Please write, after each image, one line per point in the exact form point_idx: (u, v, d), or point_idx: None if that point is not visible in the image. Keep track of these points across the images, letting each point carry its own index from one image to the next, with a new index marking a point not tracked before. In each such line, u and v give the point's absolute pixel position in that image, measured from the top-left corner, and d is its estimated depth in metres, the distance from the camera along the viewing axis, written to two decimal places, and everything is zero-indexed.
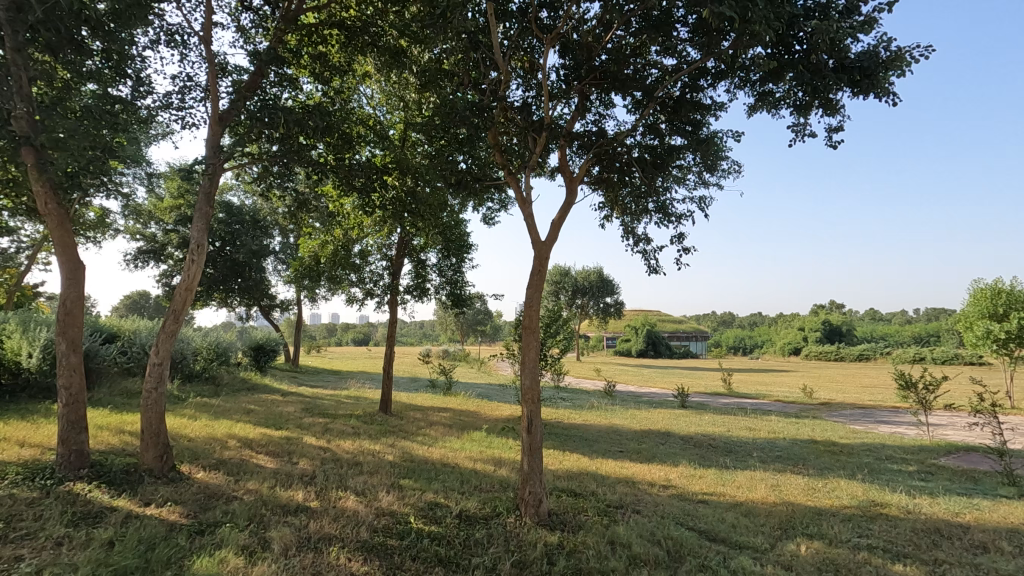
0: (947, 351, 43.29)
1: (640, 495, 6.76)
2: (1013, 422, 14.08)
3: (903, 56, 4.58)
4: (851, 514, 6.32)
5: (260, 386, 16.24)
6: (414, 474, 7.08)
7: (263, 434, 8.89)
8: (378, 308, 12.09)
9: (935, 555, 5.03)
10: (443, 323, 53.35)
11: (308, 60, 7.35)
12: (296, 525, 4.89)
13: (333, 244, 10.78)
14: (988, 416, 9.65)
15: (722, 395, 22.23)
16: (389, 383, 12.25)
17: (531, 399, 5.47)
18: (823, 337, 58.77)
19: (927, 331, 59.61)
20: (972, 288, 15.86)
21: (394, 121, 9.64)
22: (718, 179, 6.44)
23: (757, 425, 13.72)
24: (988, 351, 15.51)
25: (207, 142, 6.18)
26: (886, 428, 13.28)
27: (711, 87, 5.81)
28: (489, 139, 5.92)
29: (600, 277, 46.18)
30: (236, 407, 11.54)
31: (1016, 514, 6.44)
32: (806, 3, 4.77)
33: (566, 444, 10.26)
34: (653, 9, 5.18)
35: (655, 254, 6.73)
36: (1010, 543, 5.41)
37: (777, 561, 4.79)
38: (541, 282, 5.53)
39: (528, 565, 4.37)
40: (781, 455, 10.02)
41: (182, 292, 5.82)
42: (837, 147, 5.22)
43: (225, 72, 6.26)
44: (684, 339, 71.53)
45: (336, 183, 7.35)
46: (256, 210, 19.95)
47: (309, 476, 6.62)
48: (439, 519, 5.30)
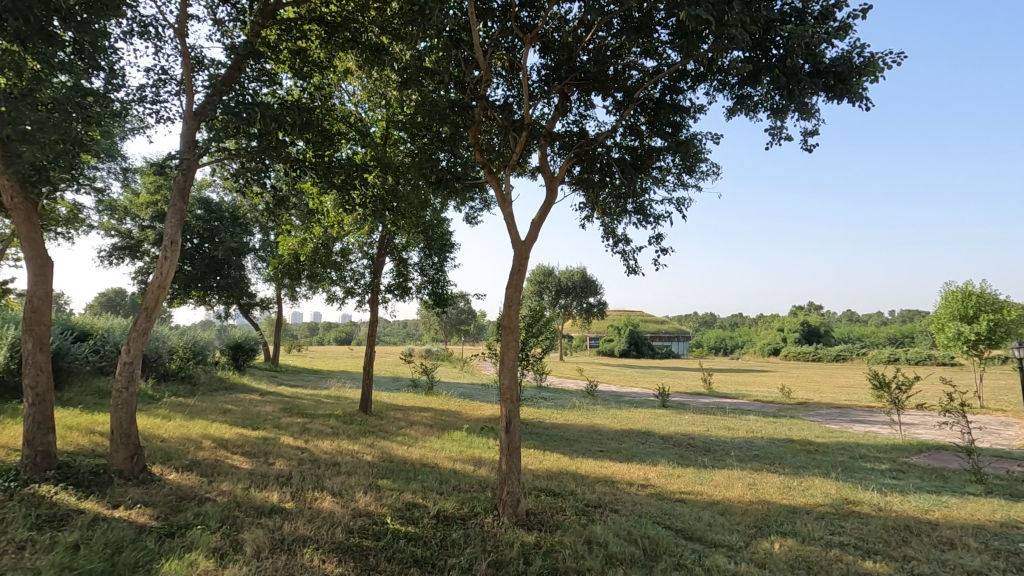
0: (920, 352, 44.35)
1: (618, 494, 6.80)
2: (982, 420, 14.44)
3: (876, 63, 4.69)
4: (824, 512, 6.42)
5: (238, 386, 16.00)
6: (393, 474, 7.03)
7: (239, 434, 8.75)
8: (359, 307, 12.00)
9: (904, 551, 5.14)
10: (427, 323, 53.11)
11: (287, 56, 7.25)
12: (271, 526, 4.82)
13: (314, 242, 10.65)
14: (957, 415, 9.89)
15: (703, 395, 22.45)
16: (370, 383, 12.14)
17: (509, 398, 5.47)
18: (802, 337, 59.75)
19: (901, 332, 60.98)
20: (944, 291, 16.16)
21: (375, 118, 9.57)
22: (696, 181, 6.52)
23: (736, 425, 13.90)
24: (959, 352, 15.91)
25: (182, 138, 6.06)
26: (861, 427, 13.52)
27: (690, 89, 5.87)
28: (470, 137, 5.89)
29: (584, 277, 46.46)
30: (212, 407, 11.35)
31: (982, 511, 6.60)
32: (782, 7, 4.84)
33: (547, 444, 10.26)
34: (633, 11, 5.20)
35: (634, 254, 6.79)
36: (976, 539, 5.54)
37: (751, 559, 4.85)
38: (521, 282, 5.53)
39: (505, 565, 4.36)
40: (759, 454, 10.15)
41: (155, 289, 5.71)
42: (812, 150, 5.31)
43: (201, 66, 6.13)
44: (666, 339, 72.25)
45: (315, 180, 7.27)
46: (236, 207, 19.62)
47: (286, 477, 6.54)
48: (416, 519, 5.27)
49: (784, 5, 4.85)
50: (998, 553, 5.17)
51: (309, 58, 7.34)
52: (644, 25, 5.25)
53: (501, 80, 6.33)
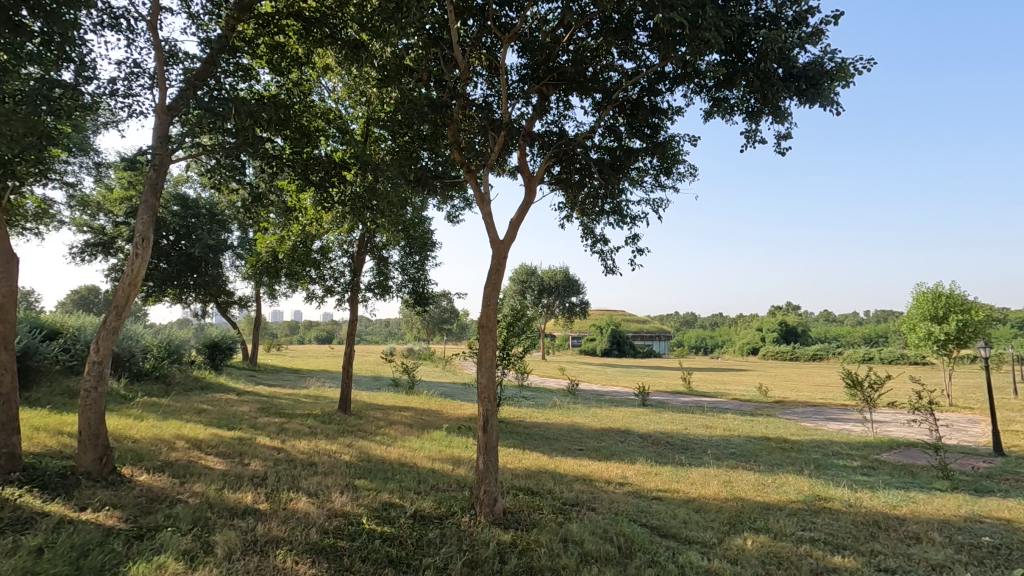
0: (894, 351, 45.37)
1: (596, 493, 6.84)
2: (950, 418, 14.85)
3: (846, 68, 4.80)
4: (797, 509, 6.54)
5: (215, 386, 15.70)
6: (370, 474, 6.99)
7: (213, 435, 8.61)
8: (339, 305, 11.90)
9: (871, 546, 5.26)
10: (409, 322, 52.91)
11: (265, 51, 7.15)
12: (243, 528, 4.74)
13: (292, 240, 10.50)
14: (926, 413, 10.15)
15: (683, 394, 22.65)
16: (349, 382, 11.99)
17: (485, 399, 5.49)
18: (779, 337, 60.77)
19: (875, 332, 62.41)
20: (915, 292, 16.58)
21: (356, 115, 9.50)
22: (674, 181, 6.60)
23: (714, 423, 14.07)
24: (929, 352, 16.33)
25: (154, 133, 5.93)
26: (834, 425, 13.79)
27: (668, 91, 5.92)
28: (449, 136, 5.89)
29: (566, 277, 46.66)
30: (187, 407, 11.15)
31: (948, 506, 6.79)
32: (757, 12, 4.92)
33: (526, 443, 10.28)
34: (612, 13, 5.22)
35: (612, 254, 6.85)
36: (941, 534, 5.70)
37: (723, 556, 4.92)
38: (499, 282, 5.53)
39: (480, 564, 4.35)
40: (734, 452, 10.28)
41: (126, 287, 5.59)
42: (785, 154, 5.42)
43: (175, 58, 6.00)
44: (647, 339, 72.95)
45: (293, 177, 7.20)
46: (214, 203, 19.25)
47: (260, 478, 6.45)
48: (392, 519, 5.25)
49: (758, 10, 4.94)
50: (961, 547, 5.33)
51: (287, 53, 7.25)
52: (623, 27, 5.27)
53: (480, 78, 6.33)
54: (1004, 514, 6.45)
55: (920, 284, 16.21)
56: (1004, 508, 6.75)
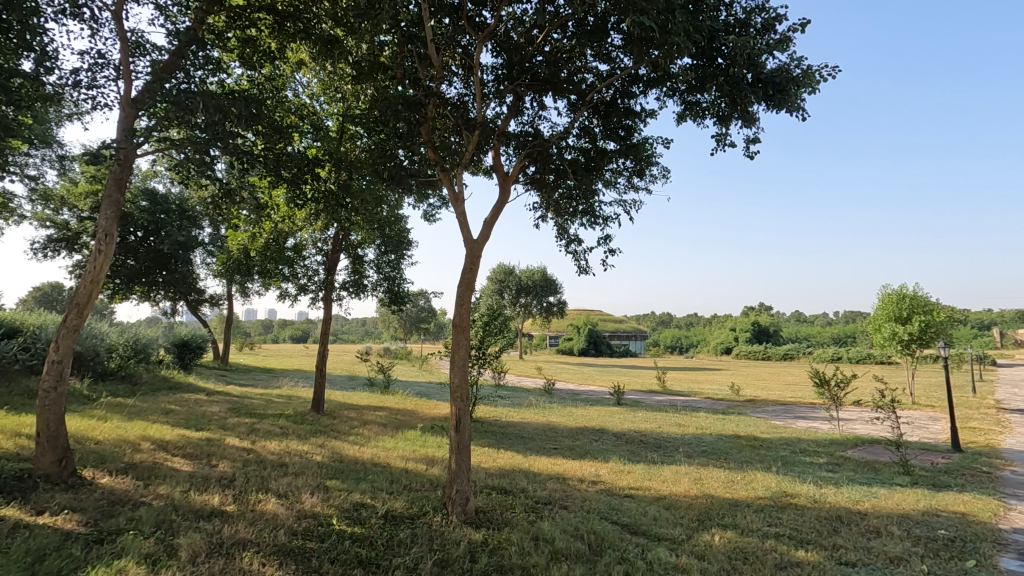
0: (861, 351, 46.65)
1: (569, 491, 6.89)
2: (912, 415, 15.34)
3: (812, 75, 4.93)
4: (763, 505, 6.69)
5: (183, 386, 15.34)
6: (342, 475, 6.92)
7: (180, 436, 8.40)
8: (312, 304, 11.74)
9: (833, 540, 5.41)
10: (386, 321, 52.48)
11: (236, 44, 7.03)
12: (208, 530, 4.65)
13: (264, 236, 10.29)
14: (889, 411, 10.47)
15: (658, 393, 22.91)
16: (322, 382, 11.83)
17: (459, 397, 5.45)
18: (752, 337, 61.96)
19: (844, 333, 64.15)
20: (881, 293, 17.05)
21: (331, 112, 9.39)
22: (647, 183, 6.68)
23: (687, 422, 14.30)
24: (894, 352, 16.82)
25: (118, 126, 5.78)
26: (803, 423, 14.13)
27: (642, 93, 6.00)
28: (423, 134, 5.87)
29: (544, 277, 46.80)
30: (154, 408, 10.87)
31: (907, 500, 7.03)
32: (727, 18, 5.01)
33: (501, 442, 10.30)
34: (586, 16, 5.25)
35: (585, 254, 6.91)
36: (900, 528, 5.89)
37: (691, 551, 5.01)
38: (473, 281, 5.52)
39: (450, 563, 4.36)
40: (706, 450, 10.44)
41: (87, 283, 5.43)
42: (754, 157, 5.57)
43: (141, 50, 5.85)
44: (624, 339, 73.73)
45: (265, 174, 7.00)
46: (184, 199, 18.75)
47: (228, 479, 6.32)
48: (363, 519, 5.21)
49: (728, 16, 5.03)
50: (918, 540, 5.51)
51: (259, 47, 7.12)
52: (598, 30, 5.31)
53: (456, 78, 6.33)
54: (960, 508, 6.69)
55: (886, 285, 16.70)
56: (959, 502, 7.01)
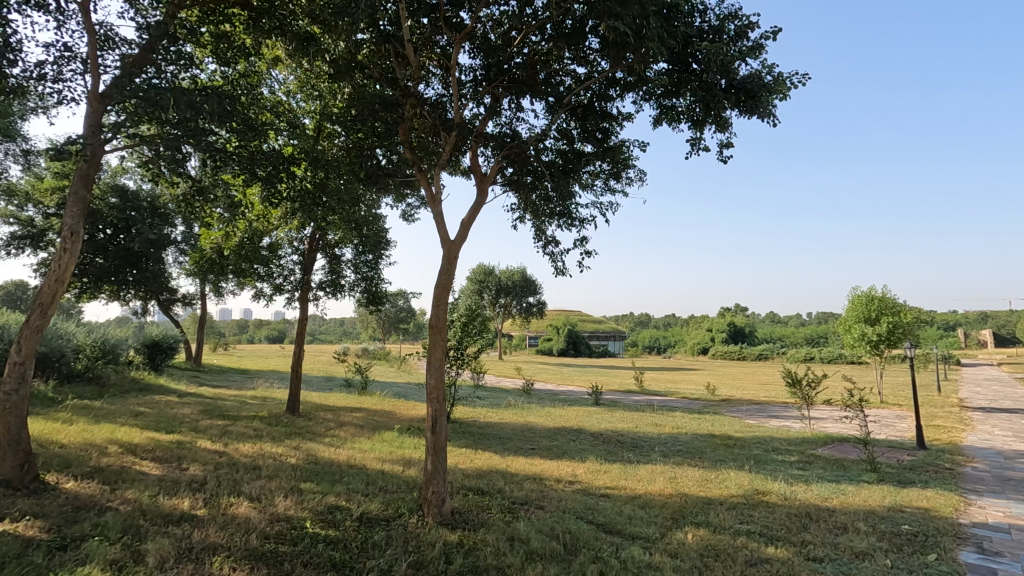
0: (833, 351, 47.74)
1: (545, 491, 6.93)
2: (880, 414, 15.76)
3: (783, 82, 5.05)
4: (736, 503, 6.82)
5: (154, 387, 14.98)
6: (316, 477, 6.83)
7: (150, 439, 8.21)
8: (288, 304, 11.58)
9: (802, 537, 5.54)
10: (364, 321, 51.97)
11: (209, 39, 6.92)
12: (177, 535, 4.57)
13: (239, 236, 10.07)
14: (857, 410, 10.75)
15: (635, 393, 23.12)
16: (298, 383, 11.67)
17: (435, 398, 5.43)
18: (728, 337, 62.97)
19: (817, 333, 65.60)
20: (851, 295, 17.47)
21: (309, 110, 9.29)
22: (623, 186, 6.75)
23: (663, 421, 14.44)
24: (863, 352, 17.26)
25: (84, 122, 5.63)
26: (775, 422, 14.40)
27: (619, 97, 6.07)
28: (400, 134, 5.84)
29: (524, 277, 46.82)
30: (122, 410, 10.59)
31: (873, 497, 7.23)
32: (701, 25, 5.10)
33: (479, 443, 10.29)
34: (564, 19, 5.28)
35: (562, 256, 6.95)
36: (866, 523, 6.06)
37: (664, 550, 5.08)
38: (450, 282, 5.51)
39: (425, 565, 4.35)
40: (681, 449, 10.58)
41: (52, 283, 5.28)
42: (727, 161, 5.70)
43: (110, 43, 5.70)
44: (602, 339, 74.29)
45: (239, 172, 6.82)
46: (155, 196, 18.32)
47: (199, 483, 6.20)
48: (337, 522, 5.17)
49: (702, 22, 5.12)
50: (883, 535, 5.67)
51: (234, 43, 7.01)
52: (575, 33, 5.35)
53: (434, 78, 6.32)
54: (923, 504, 6.91)
55: (855, 288, 17.14)
56: (923, 498, 7.24)
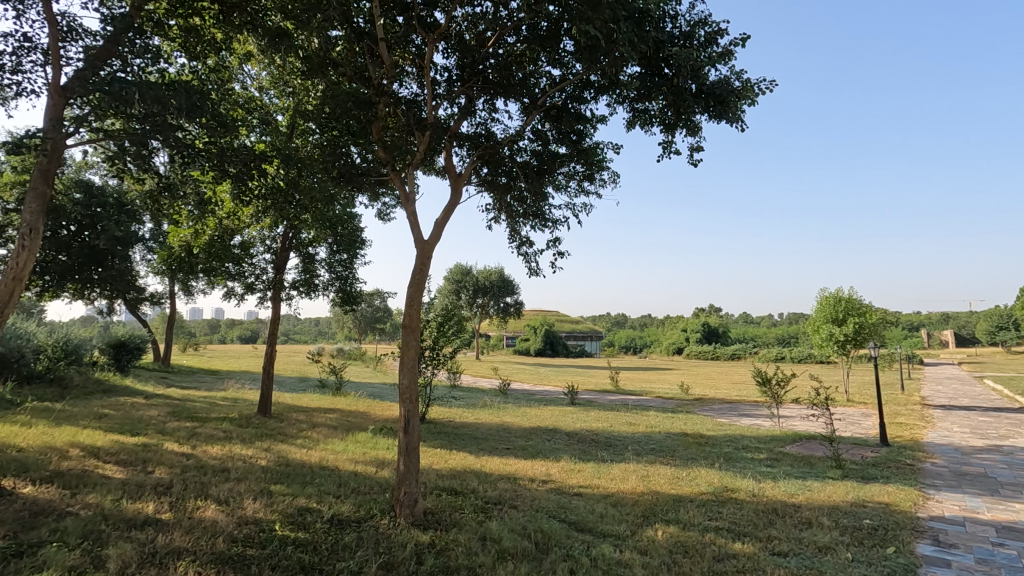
0: (802, 351, 48.87)
1: (519, 491, 6.95)
2: (847, 413, 16.20)
3: (751, 88, 5.17)
4: (706, 500, 6.95)
5: (119, 389, 14.57)
6: (287, 479, 6.73)
7: (113, 442, 7.99)
8: (260, 304, 11.40)
9: (768, 532, 5.67)
10: (340, 321, 51.31)
11: (178, 32, 6.75)
12: (141, 539, 4.46)
13: (209, 233, 9.85)
14: (823, 407, 11.04)
15: (611, 392, 23.29)
16: (270, 384, 11.47)
17: (407, 398, 5.39)
18: (702, 337, 63.98)
19: (787, 334, 67.09)
20: (820, 296, 17.91)
21: (282, 106, 9.17)
22: (597, 188, 6.82)
23: (637, 421, 14.59)
24: (831, 351, 17.72)
25: (44, 115, 5.45)
26: (746, 421, 14.65)
27: (593, 99, 6.14)
28: (373, 133, 5.79)
29: (501, 277, 46.83)
30: (85, 412, 10.28)
31: (837, 493, 7.45)
32: (672, 29, 5.19)
33: (453, 443, 10.24)
34: (539, 21, 5.31)
35: (536, 257, 6.99)
36: (830, 518, 6.23)
37: (634, 547, 5.15)
38: (423, 281, 5.49)
39: (396, 566, 4.33)
40: (654, 448, 10.71)
41: (9, 282, 5.10)
42: (697, 165, 5.82)
43: (72, 35, 5.53)
44: (579, 339, 74.77)
45: (208, 168, 6.68)
46: (122, 192, 17.85)
47: (165, 486, 6.06)
48: (307, 524, 5.11)
49: (673, 28, 5.21)
50: (846, 529, 5.85)
51: (203, 37, 6.85)
52: (550, 35, 5.39)
53: (409, 77, 6.30)
54: (884, 499, 7.14)
55: (823, 289, 17.59)
56: (885, 493, 7.48)
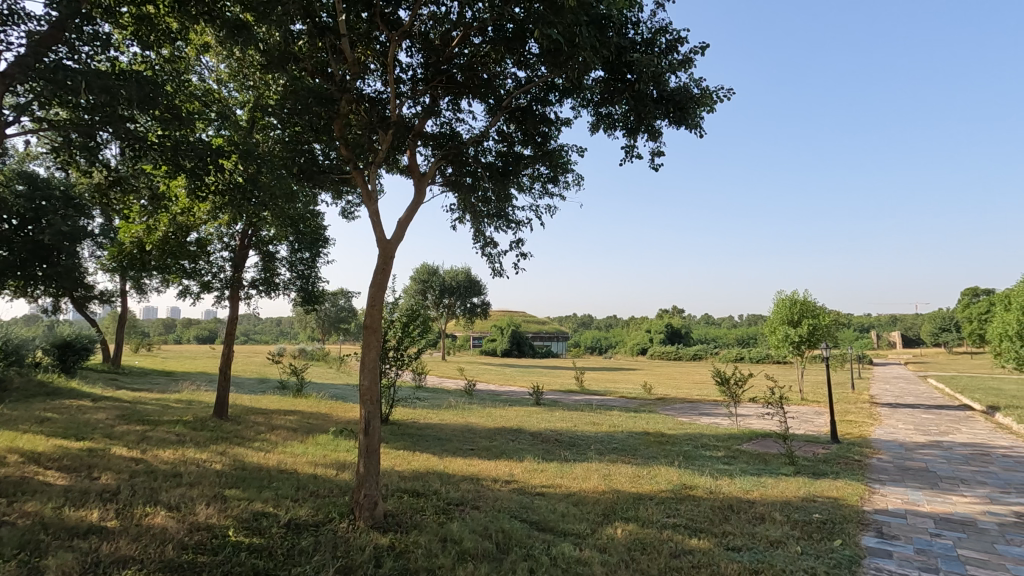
0: (760, 352, 50.38)
1: (482, 491, 6.95)
2: (801, 411, 16.78)
3: (709, 96, 5.30)
4: (664, 497, 7.10)
5: (64, 391, 13.90)
6: (243, 483, 6.55)
7: (56, 447, 7.61)
8: (217, 304, 11.06)
9: (723, 528, 5.83)
10: (302, 321, 50.19)
11: (131, 20, 6.49)
12: (83, 549, 4.27)
13: (163, 230, 9.48)
14: (778, 406, 11.41)
15: (575, 393, 23.49)
16: (226, 386, 11.11)
17: (369, 399, 5.29)
18: (665, 337, 65.29)
19: (747, 335, 69.08)
20: (777, 299, 18.51)
21: (241, 101, 8.93)
22: (561, 190, 6.88)
23: (601, 420, 14.79)
24: (786, 352, 18.31)
25: None
26: (706, 419, 15.02)
27: (557, 102, 6.19)
28: (335, 130, 5.70)
29: (468, 277, 46.73)
30: (26, 416, 9.76)
31: (790, 488, 7.73)
32: (634, 35, 5.29)
33: (417, 445, 10.14)
34: (504, 23, 5.30)
35: (500, 257, 7.00)
36: (781, 513, 6.45)
37: (594, 545, 5.22)
38: (385, 281, 5.44)
39: (354, 569, 4.28)
40: (616, 447, 10.87)
41: None
42: (657, 169, 5.94)
43: (13, 19, 5.25)
44: (546, 339, 75.22)
45: (161, 162, 6.44)
46: (69, 185, 17.04)
47: (111, 493, 5.81)
48: (263, 529, 4.99)
49: (635, 35, 5.30)
50: (796, 524, 6.07)
51: (157, 26, 6.60)
52: (516, 37, 5.40)
53: (373, 74, 6.23)
54: (833, 494, 7.43)
55: (780, 291, 18.18)
56: (834, 488, 7.79)
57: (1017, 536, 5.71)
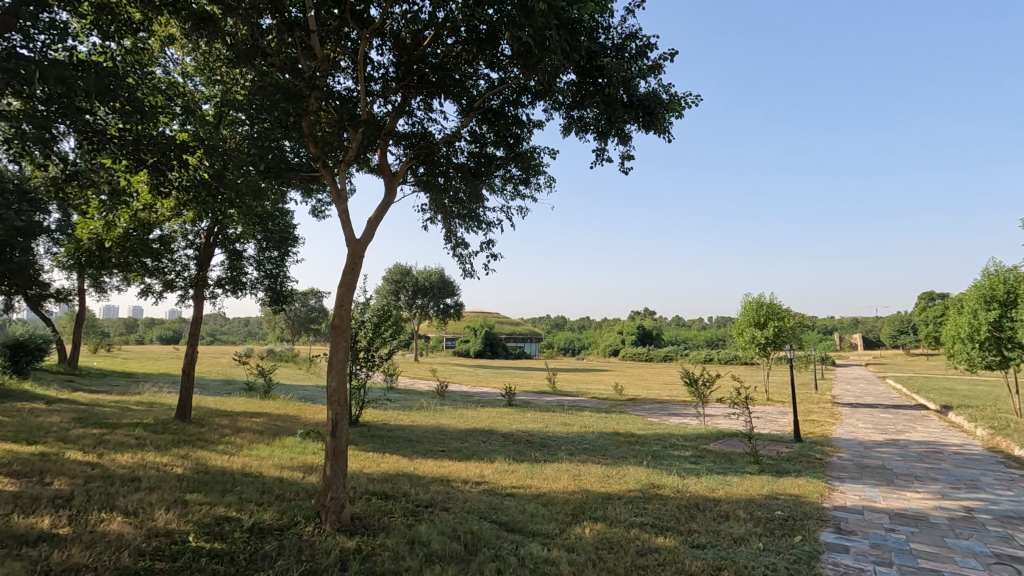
0: (728, 353, 51.39)
1: (452, 493, 6.92)
2: (767, 411, 17.19)
3: (677, 102, 5.41)
4: (632, 497, 7.18)
5: (16, 393, 13.32)
6: (205, 487, 6.38)
7: (6, 451, 7.29)
8: (181, 303, 10.77)
9: (689, 526, 5.94)
10: (271, 321, 49.21)
11: (90, 8, 6.26)
12: (32, 558, 4.10)
13: (123, 226, 9.18)
14: (743, 406, 11.67)
15: (548, 393, 23.62)
16: (188, 388, 10.80)
17: (337, 401, 5.20)
18: (637, 338, 66.12)
19: (716, 336, 70.44)
20: (744, 301, 18.94)
21: (208, 95, 8.72)
22: (533, 192, 6.92)
23: (572, 421, 14.91)
24: (753, 353, 18.72)
25: None
26: (675, 419, 15.28)
27: (530, 104, 6.22)
28: (304, 127, 5.61)
29: (441, 278, 46.53)
30: None
31: (754, 486, 7.91)
32: (605, 40, 5.36)
33: (387, 446, 10.04)
34: (477, 24, 5.29)
35: (471, 258, 7.00)
36: (745, 511, 6.61)
37: (562, 545, 5.25)
38: (354, 282, 5.37)
39: (318, 573, 4.22)
40: (587, 448, 10.97)
41: None
42: (627, 172, 6.04)
43: None
44: (519, 339, 75.38)
45: (122, 156, 6.24)
46: (24, 179, 16.37)
47: (65, 499, 5.60)
48: (224, 534, 4.87)
49: (606, 40, 5.37)
50: (759, 521, 6.22)
51: (118, 15, 6.38)
52: (488, 39, 5.40)
53: (344, 72, 6.16)
54: (794, 491, 7.64)
55: (747, 294, 18.60)
56: (796, 486, 8.00)
57: (966, 530, 5.96)
